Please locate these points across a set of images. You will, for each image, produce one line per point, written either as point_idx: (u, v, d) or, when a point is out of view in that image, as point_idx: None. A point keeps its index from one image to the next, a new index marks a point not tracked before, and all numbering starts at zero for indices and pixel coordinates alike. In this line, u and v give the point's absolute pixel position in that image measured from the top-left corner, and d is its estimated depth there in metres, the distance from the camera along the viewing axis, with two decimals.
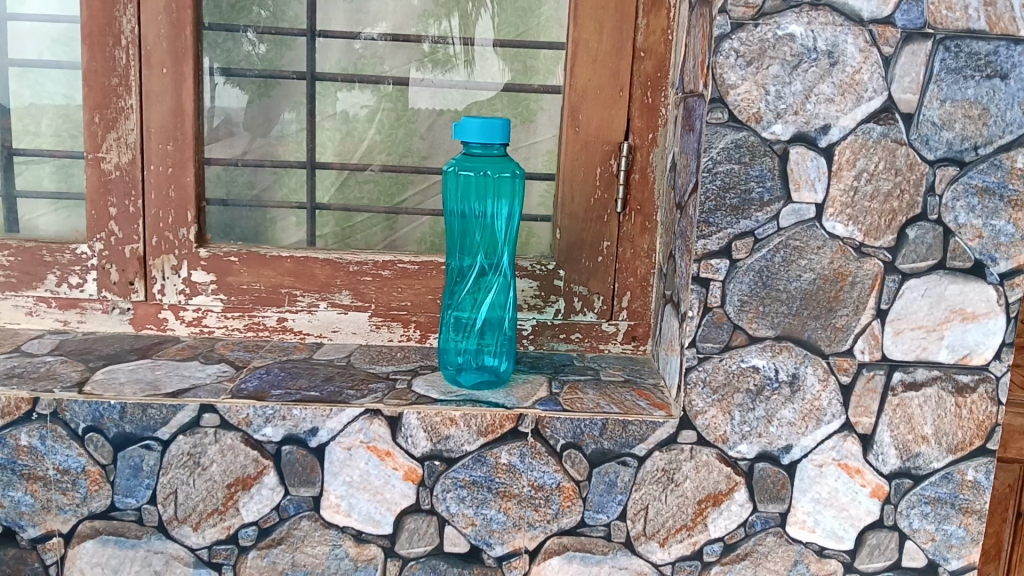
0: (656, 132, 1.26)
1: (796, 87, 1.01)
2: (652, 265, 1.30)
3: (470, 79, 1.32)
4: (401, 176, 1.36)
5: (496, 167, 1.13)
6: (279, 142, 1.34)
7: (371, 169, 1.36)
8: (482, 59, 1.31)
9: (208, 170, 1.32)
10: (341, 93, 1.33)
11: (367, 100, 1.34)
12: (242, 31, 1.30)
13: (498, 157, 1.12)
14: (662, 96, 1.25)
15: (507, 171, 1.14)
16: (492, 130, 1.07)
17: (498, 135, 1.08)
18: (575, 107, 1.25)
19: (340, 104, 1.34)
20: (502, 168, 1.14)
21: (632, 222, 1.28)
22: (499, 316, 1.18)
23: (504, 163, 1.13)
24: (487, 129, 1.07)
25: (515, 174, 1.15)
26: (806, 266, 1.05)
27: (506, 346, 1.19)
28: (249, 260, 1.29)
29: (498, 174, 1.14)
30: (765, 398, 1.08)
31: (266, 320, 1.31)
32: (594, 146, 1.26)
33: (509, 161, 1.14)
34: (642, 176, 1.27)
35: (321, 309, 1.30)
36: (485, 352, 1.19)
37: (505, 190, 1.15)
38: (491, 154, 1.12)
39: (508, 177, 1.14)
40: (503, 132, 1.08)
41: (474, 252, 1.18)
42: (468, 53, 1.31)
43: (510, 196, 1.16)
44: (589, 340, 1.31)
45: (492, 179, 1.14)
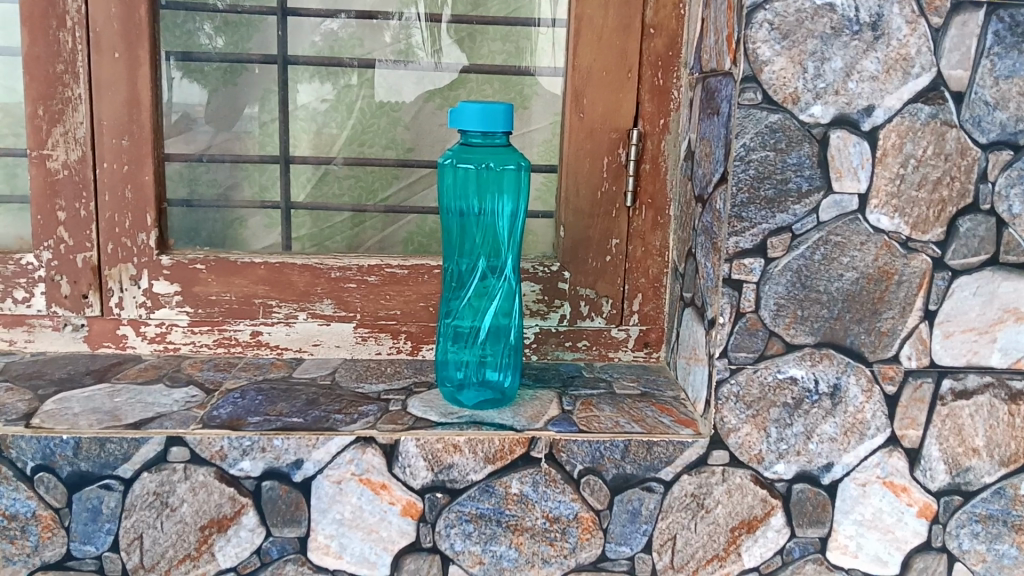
0: (668, 117, 1.14)
1: (836, 64, 0.90)
2: (665, 264, 1.18)
3: (444, 68, 1.20)
4: (384, 171, 1.24)
5: (499, 159, 1.01)
6: (249, 136, 1.21)
7: (348, 164, 1.23)
8: (446, 42, 1.19)
9: (168, 167, 1.18)
10: (300, 86, 1.21)
11: (326, 93, 1.21)
12: (198, 24, 1.16)
13: (500, 147, 1.00)
14: (673, 77, 1.13)
15: (510, 163, 1.02)
16: (494, 116, 0.95)
17: (501, 121, 0.96)
18: (578, 92, 1.13)
19: (299, 98, 1.21)
20: (505, 161, 1.01)
21: (644, 217, 1.16)
22: (504, 325, 1.06)
23: (507, 154, 1.01)
24: (489, 115, 0.95)
25: (519, 166, 1.03)
26: (848, 264, 0.94)
27: (512, 358, 1.06)
28: (218, 268, 1.15)
29: (501, 166, 1.01)
30: (804, 412, 0.97)
31: (238, 335, 1.17)
32: (601, 134, 1.14)
33: (512, 152, 1.02)
34: (653, 166, 1.15)
35: (300, 321, 1.17)
36: (488, 366, 1.06)
37: (508, 185, 1.03)
38: (493, 144, 1.00)
39: (512, 169, 1.02)
40: (506, 119, 0.96)
41: (475, 255, 1.05)
42: (432, 33, 1.19)
43: (514, 192, 1.04)
44: (597, 348, 1.19)
45: (494, 173, 1.02)
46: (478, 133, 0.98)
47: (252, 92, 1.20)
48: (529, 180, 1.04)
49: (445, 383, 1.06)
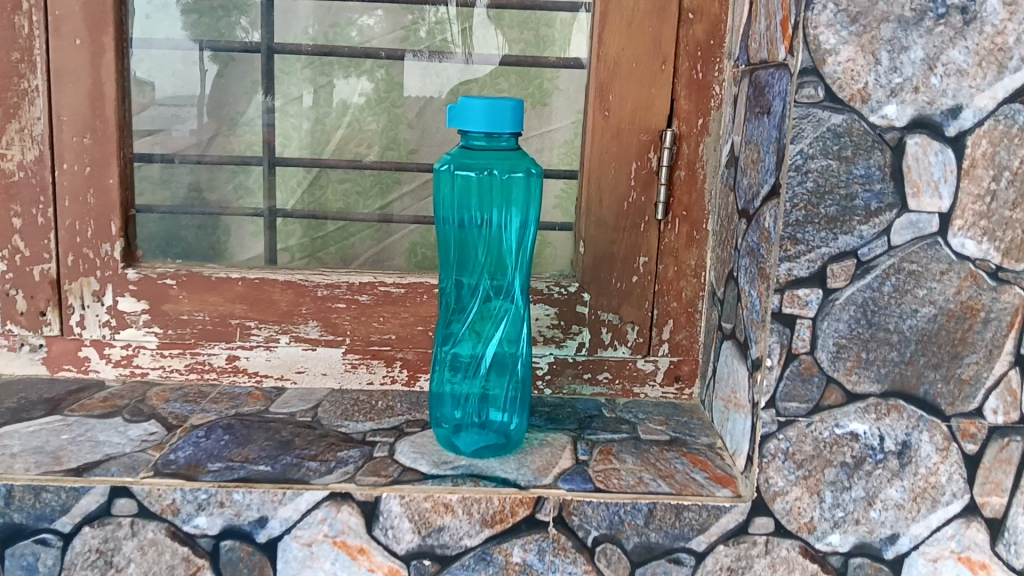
0: (707, 116, 0.98)
1: (916, 54, 0.74)
2: (701, 286, 1.01)
3: (474, 63, 1.05)
4: (401, 174, 1.10)
5: (506, 165, 0.86)
6: (234, 135, 1.07)
7: (349, 168, 1.10)
8: (482, 31, 1.05)
9: (138, 169, 1.04)
10: (335, 82, 1.08)
11: (363, 87, 1.08)
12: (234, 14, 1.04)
13: (507, 151, 0.85)
14: (715, 70, 0.97)
15: (519, 170, 0.87)
16: (500, 115, 0.80)
17: (507, 121, 0.81)
18: (603, 86, 0.97)
19: (336, 95, 1.08)
20: (514, 166, 0.86)
21: (677, 233, 1.00)
22: (510, 356, 0.91)
23: (515, 159, 0.86)
24: (494, 113, 0.80)
25: (530, 173, 0.88)
26: (924, 298, 0.77)
27: (519, 396, 0.91)
28: (190, 284, 1.02)
29: (508, 173, 0.86)
30: (865, 474, 0.81)
31: (212, 360, 1.03)
32: (629, 136, 0.98)
33: (522, 156, 0.87)
34: (689, 174, 0.99)
35: (282, 345, 1.03)
36: (490, 404, 0.91)
37: (517, 195, 0.88)
38: (499, 147, 0.85)
39: (521, 177, 0.87)
40: (515, 118, 0.81)
41: (477, 274, 0.90)
42: (465, 23, 1.05)
43: (523, 203, 0.89)
44: (620, 381, 1.03)
45: (499, 181, 0.87)
46: (481, 134, 0.82)
47: (234, 86, 1.06)
48: (541, 189, 0.89)
49: (441, 422, 0.92)
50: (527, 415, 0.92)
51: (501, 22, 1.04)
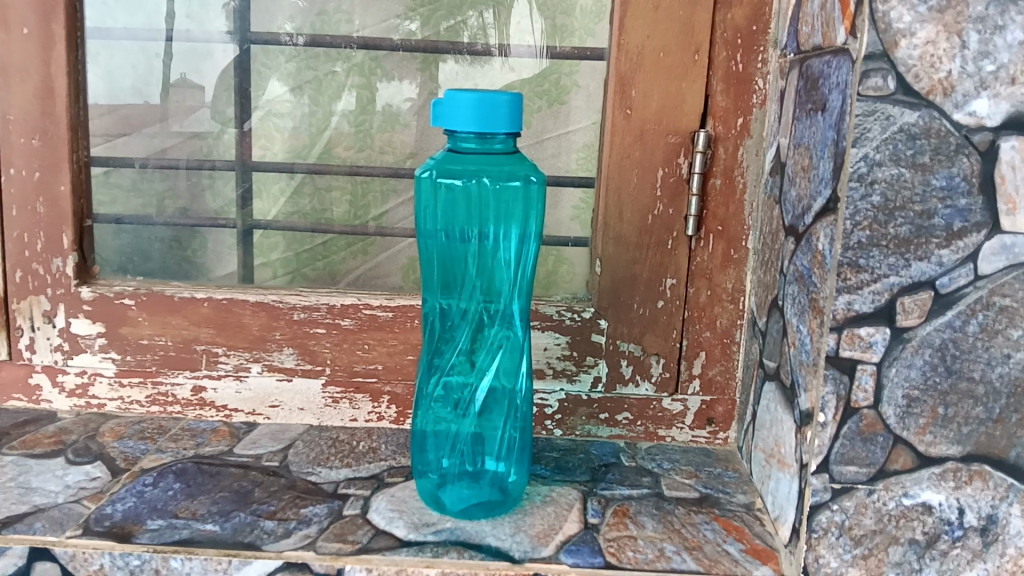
0: (748, 115, 0.83)
1: (1015, 35, 0.58)
2: (739, 314, 0.86)
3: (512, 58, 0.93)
4: (373, 179, 0.98)
5: (501, 171, 0.72)
6: (208, 139, 0.97)
7: (335, 175, 0.99)
8: (518, 20, 0.92)
9: (97, 175, 0.92)
10: (377, 81, 0.97)
11: (409, 91, 0.96)
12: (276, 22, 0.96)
13: (502, 154, 0.72)
14: (757, 60, 0.82)
15: (517, 177, 0.73)
16: (493, 112, 0.67)
17: (501, 120, 0.67)
18: (625, 79, 0.83)
19: (378, 100, 0.97)
20: (510, 173, 0.73)
21: (711, 251, 0.85)
22: (508, 394, 0.78)
23: (512, 165, 0.73)
24: (484, 110, 0.67)
25: (529, 181, 0.74)
26: (1019, 340, 0.62)
27: (519, 442, 0.77)
28: (151, 305, 0.90)
29: (503, 180, 0.73)
30: (939, 555, 0.65)
31: (176, 391, 0.91)
32: (654, 138, 0.83)
33: (520, 161, 0.73)
34: (726, 182, 0.84)
35: (253, 375, 0.90)
36: (486, 452, 0.78)
37: (514, 206, 0.75)
38: (492, 149, 0.71)
39: (519, 185, 0.74)
40: (510, 117, 0.68)
41: (468, 296, 0.77)
42: (499, 12, 0.93)
43: (522, 215, 0.75)
44: (642, 423, 0.89)
45: (493, 188, 0.73)
46: (471, 134, 0.69)
47: (197, 82, 0.95)
48: (544, 200, 0.76)
49: (427, 473, 0.78)
50: (529, 464, 0.78)
51: (542, 9, 0.92)
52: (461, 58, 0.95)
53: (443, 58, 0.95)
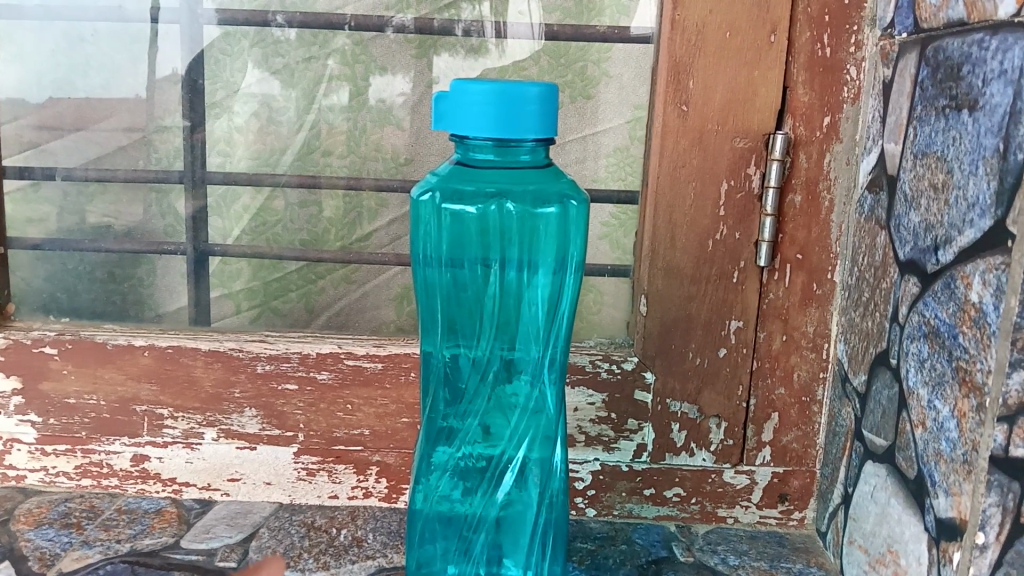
0: (836, 114, 0.65)
1: None
2: (821, 365, 0.69)
3: (509, 51, 0.75)
4: (371, 193, 0.79)
5: (525, 193, 0.54)
6: (151, 143, 0.78)
7: (327, 194, 0.79)
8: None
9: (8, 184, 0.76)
10: (370, 79, 0.77)
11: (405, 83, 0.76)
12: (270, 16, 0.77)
13: (529, 168, 0.54)
14: (849, 43, 0.64)
15: (550, 200, 0.55)
16: (519, 112, 0.48)
17: (530, 123, 0.49)
18: (680, 67, 0.65)
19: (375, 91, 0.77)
20: (538, 194, 0.55)
21: (788, 286, 0.67)
22: (536, 478, 0.59)
23: (542, 183, 0.55)
24: (508, 108, 0.48)
25: (566, 204, 0.55)
26: None
27: (550, 538, 0.59)
28: (77, 356, 0.72)
29: (530, 205, 0.55)
30: None
31: (112, 462, 0.73)
32: (718, 141, 0.65)
33: (552, 180, 0.55)
34: (808, 199, 0.66)
35: (206, 443, 0.72)
36: (505, 552, 0.60)
37: (545, 237, 0.56)
38: (517, 162, 0.54)
39: (554, 211, 0.55)
40: (543, 120, 0.49)
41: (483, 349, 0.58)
42: None
43: (555, 249, 0.56)
44: (699, 500, 0.71)
45: (517, 214, 0.55)
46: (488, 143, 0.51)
47: (134, 72, 0.77)
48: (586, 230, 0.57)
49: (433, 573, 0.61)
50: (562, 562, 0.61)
51: None
52: (467, 40, 0.75)
53: (441, 42, 0.76)
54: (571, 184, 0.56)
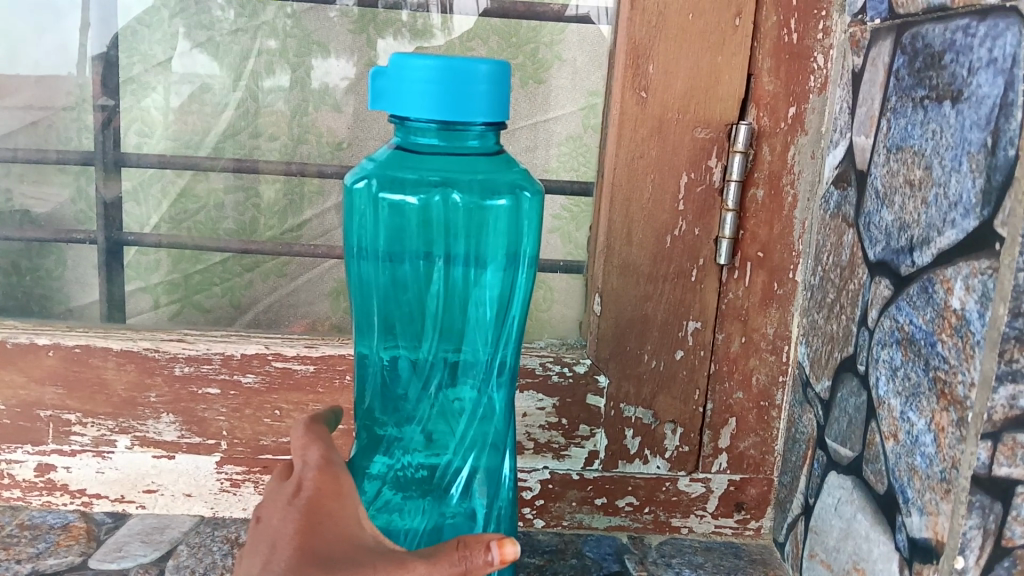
0: (802, 104, 0.61)
1: None
2: (782, 368, 0.65)
3: (454, 31, 0.70)
4: (307, 179, 0.73)
5: (474, 182, 0.49)
6: (58, 120, 0.72)
7: (263, 176, 0.73)
8: None
9: None
10: (311, 60, 0.71)
11: (336, 54, 0.71)
12: None
13: (478, 156, 0.49)
14: (817, 29, 0.60)
15: (501, 192, 0.50)
16: (466, 90, 0.43)
17: (479, 103, 0.44)
18: (640, 49, 0.60)
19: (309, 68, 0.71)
20: (487, 183, 0.50)
21: (748, 286, 0.64)
22: (483, 491, 0.53)
23: (492, 173, 0.50)
24: (455, 87, 0.43)
25: (519, 195, 0.50)
26: None
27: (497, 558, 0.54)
28: None
29: (478, 196, 0.50)
30: None
31: (15, 472, 0.67)
32: (678, 131, 0.61)
33: (502, 168, 0.50)
34: (771, 194, 0.62)
35: (118, 451, 0.66)
36: None
37: (495, 232, 0.51)
38: (464, 148, 0.49)
39: (505, 204, 0.50)
40: (493, 100, 0.45)
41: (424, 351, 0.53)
42: None
43: (506, 244, 0.52)
44: (652, 510, 0.68)
45: (463, 207, 0.50)
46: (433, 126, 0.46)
47: (36, 41, 0.70)
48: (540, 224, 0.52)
49: None
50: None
51: None
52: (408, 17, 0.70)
53: (376, 18, 0.70)
54: (523, 174, 0.52)
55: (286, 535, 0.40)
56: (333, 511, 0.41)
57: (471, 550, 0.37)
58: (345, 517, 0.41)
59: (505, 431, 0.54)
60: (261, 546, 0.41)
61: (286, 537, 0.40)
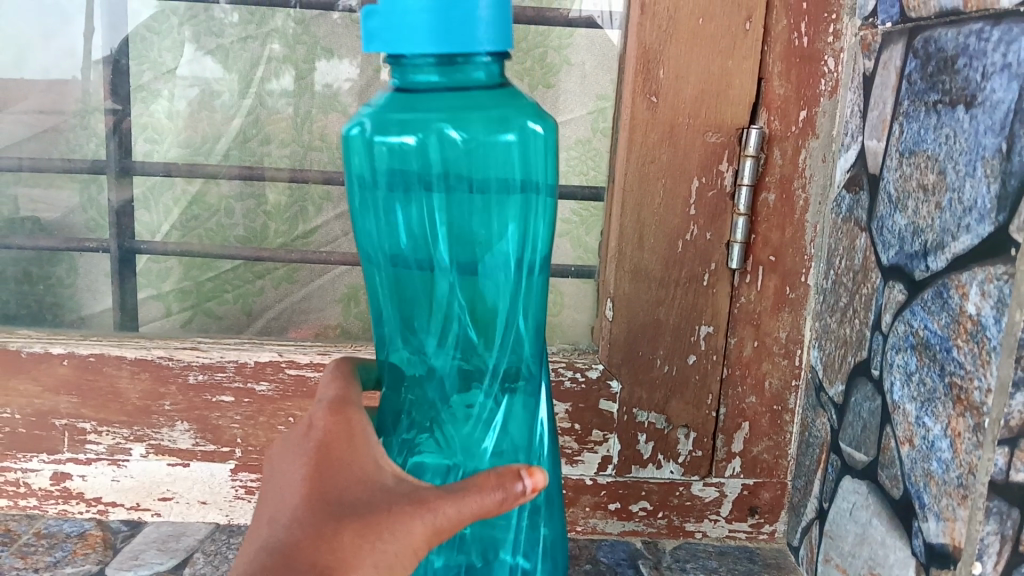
0: (813, 106, 0.61)
1: None
2: (795, 372, 0.65)
3: None
4: (312, 188, 0.73)
5: (486, 175, 0.44)
6: (70, 127, 0.72)
7: (270, 186, 0.73)
8: None
9: None
10: (316, 63, 0.71)
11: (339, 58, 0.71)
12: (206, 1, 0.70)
13: (482, 90, 0.44)
14: (828, 31, 0.60)
15: (510, 126, 0.44)
16: (462, 16, 0.41)
17: (479, 31, 0.41)
18: (650, 54, 0.60)
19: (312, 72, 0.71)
20: (495, 116, 0.43)
21: (761, 290, 0.64)
22: (518, 516, 0.48)
23: (499, 104, 0.43)
24: (452, 12, 0.40)
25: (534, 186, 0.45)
26: None
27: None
28: None
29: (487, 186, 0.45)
30: None
31: (31, 481, 0.68)
32: (688, 135, 0.61)
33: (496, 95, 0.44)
34: (783, 198, 0.62)
35: (134, 459, 0.67)
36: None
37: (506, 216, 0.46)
38: (467, 80, 0.43)
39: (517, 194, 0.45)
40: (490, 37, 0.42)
41: (439, 357, 0.48)
42: None
43: (517, 224, 0.46)
44: (665, 515, 0.68)
45: (468, 161, 0.44)
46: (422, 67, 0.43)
47: (47, 48, 0.71)
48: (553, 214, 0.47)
49: None
50: None
51: None
52: None
53: None
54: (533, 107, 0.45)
55: (296, 480, 0.39)
56: (345, 454, 0.40)
57: (505, 479, 0.37)
58: (358, 461, 0.40)
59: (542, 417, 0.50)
60: (273, 495, 0.40)
61: (295, 483, 0.39)
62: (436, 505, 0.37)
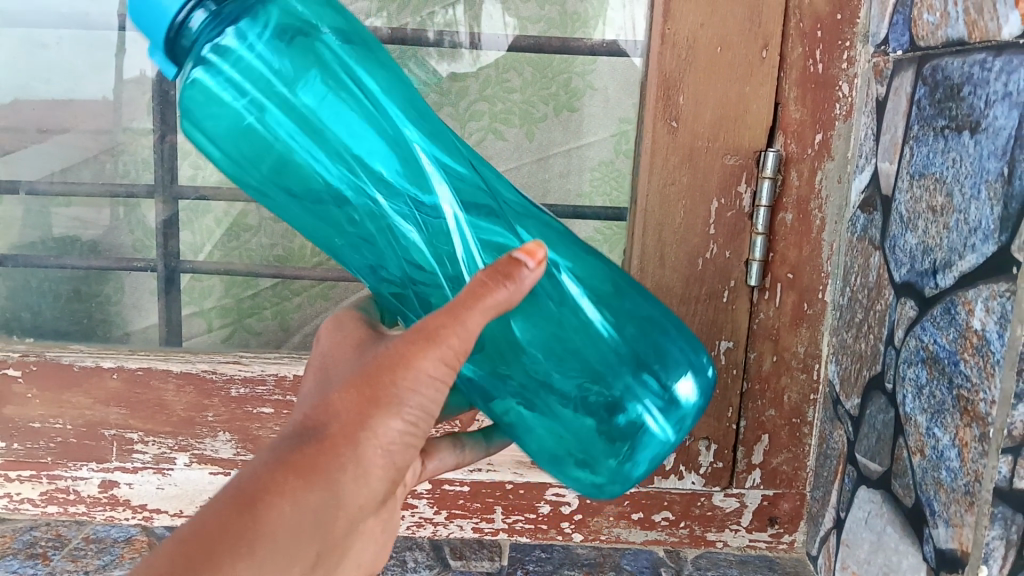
0: (828, 130, 0.63)
1: None
2: (813, 386, 0.67)
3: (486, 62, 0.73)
4: None
5: (321, 68, 0.45)
6: (117, 152, 0.76)
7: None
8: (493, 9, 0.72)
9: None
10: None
11: None
12: None
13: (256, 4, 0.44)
14: (841, 59, 0.62)
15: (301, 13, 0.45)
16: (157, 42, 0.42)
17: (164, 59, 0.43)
18: (670, 81, 0.63)
19: None
20: (282, 27, 0.44)
21: (779, 306, 0.66)
22: (611, 333, 0.46)
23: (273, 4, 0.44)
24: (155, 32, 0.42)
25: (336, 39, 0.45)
26: None
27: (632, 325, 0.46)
28: (45, 378, 0.69)
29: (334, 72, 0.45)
30: None
31: (80, 489, 0.71)
32: (707, 158, 0.64)
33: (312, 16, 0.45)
34: (800, 218, 0.65)
35: (178, 468, 0.70)
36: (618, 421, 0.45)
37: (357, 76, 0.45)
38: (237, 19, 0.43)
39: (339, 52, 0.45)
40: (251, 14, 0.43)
41: (462, 300, 0.46)
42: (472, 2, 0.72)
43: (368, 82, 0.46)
44: (687, 524, 0.71)
45: (319, 62, 0.45)
46: (237, 94, 0.44)
47: (99, 81, 0.75)
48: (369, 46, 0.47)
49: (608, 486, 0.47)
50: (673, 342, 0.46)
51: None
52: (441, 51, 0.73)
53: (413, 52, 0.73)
54: None
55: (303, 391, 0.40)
56: (336, 356, 0.42)
57: (512, 273, 0.38)
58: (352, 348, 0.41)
59: (565, 257, 0.47)
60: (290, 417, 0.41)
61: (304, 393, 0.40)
62: (439, 349, 0.37)
